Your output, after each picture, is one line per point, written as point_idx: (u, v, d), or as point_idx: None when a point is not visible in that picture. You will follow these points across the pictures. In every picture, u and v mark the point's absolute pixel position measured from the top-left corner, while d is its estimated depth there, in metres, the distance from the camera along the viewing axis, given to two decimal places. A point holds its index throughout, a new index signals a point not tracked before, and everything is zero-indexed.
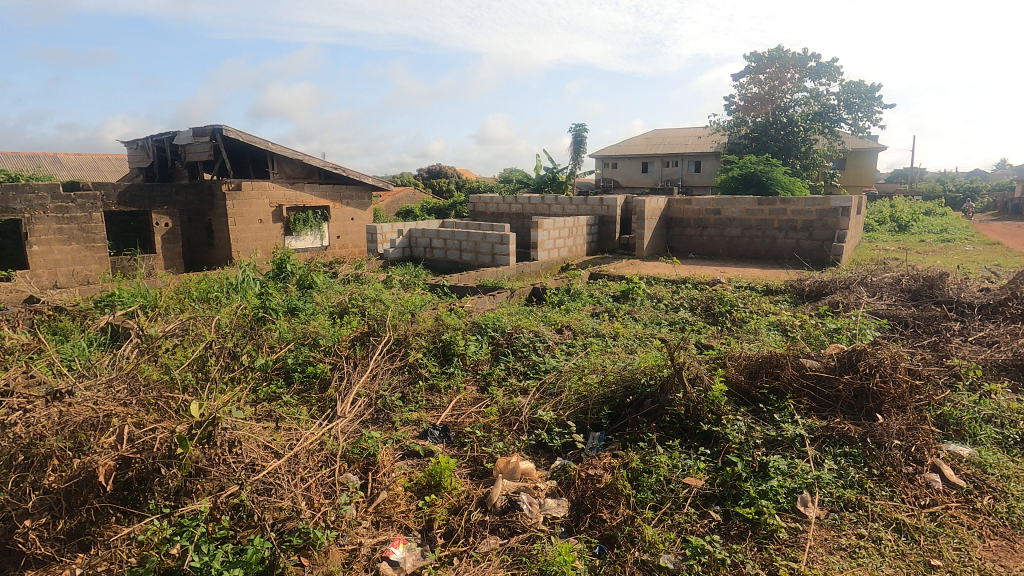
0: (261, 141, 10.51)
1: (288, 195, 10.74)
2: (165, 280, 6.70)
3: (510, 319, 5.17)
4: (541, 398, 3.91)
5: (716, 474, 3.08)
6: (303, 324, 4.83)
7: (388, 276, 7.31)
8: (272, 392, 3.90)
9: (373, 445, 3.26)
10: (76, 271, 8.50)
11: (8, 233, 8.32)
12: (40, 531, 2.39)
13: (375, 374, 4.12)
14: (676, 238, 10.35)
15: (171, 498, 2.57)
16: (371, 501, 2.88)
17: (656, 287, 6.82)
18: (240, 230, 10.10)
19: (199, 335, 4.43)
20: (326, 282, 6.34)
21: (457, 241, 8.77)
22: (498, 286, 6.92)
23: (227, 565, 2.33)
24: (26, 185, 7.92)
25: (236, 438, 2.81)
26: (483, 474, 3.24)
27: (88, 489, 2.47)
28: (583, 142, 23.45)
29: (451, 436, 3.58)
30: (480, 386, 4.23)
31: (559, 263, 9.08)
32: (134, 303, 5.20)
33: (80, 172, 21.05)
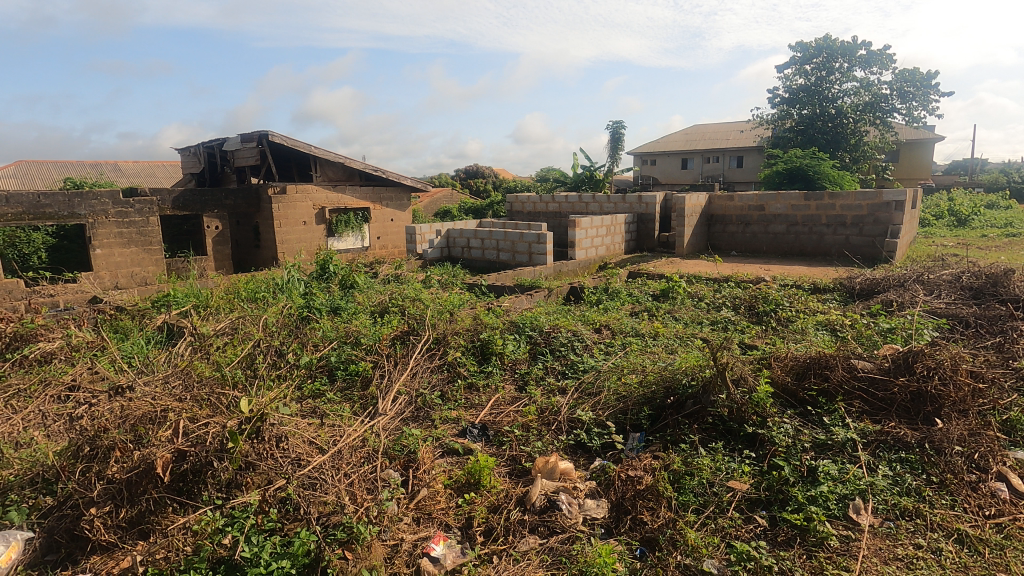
0: (304, 145, 10.81)
1: (331, 197, 11.02)
2: (217, 281, 6.98)
3: (548, 318, 5.16)
4: (580, 397, 3.88)
5: (762, 478, 2.99)
6: (345, 323, 4.93)
7: (427, 276, 7.41)
8: (317, 389, 3.99)
9: (414, 443, 3.31)
10: (136, 273, 8.95)
11: (74, 237, 8.83)
12: (104, 518, 2.53)
13: (415, 372, 4.19)
14: (717, 235, 10.13)
15: (223, 490, 2.68)
16: (412, 497, 2.92)
17: (697, 285, 6.67)
18: (285, 233, 10.44)
19: (248, 333, 4.60)
20: (367, 282, 6.47)
21: (495, 240, 8.80)
22: (535, 285, 6.92)
23: (276, 557, 2.40)
24: (89, 192, 8.39)
25: (283, 434, 2.92)
26: (522, 473, 3.24)
27: (147, 480, 2.59)
28: (620, 140, 23.17)
29: (490, 435, 3.59)
30: (519, 385, 4.24)
31: (597, 262, 9.00)
32: (188, 303, 5.43)
33: (138, 179, 22.15)
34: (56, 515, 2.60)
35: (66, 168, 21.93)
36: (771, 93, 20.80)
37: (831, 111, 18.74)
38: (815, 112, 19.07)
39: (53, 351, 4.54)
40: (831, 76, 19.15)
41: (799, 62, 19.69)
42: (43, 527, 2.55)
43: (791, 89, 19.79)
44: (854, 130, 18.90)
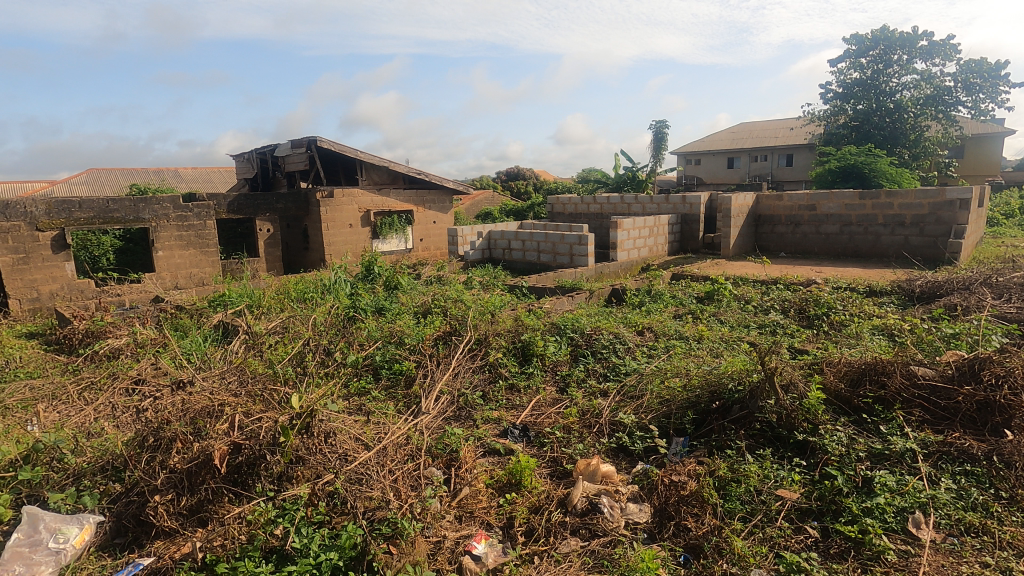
0: (351, 149, 11.10)
1: (375, 201, 11.30)
2: (269, 281, 7.26)
3: (589, 320, 5.13)
4: (622, 400, 3.85)
5: (813, 487, 2.89)
6: (389, 323, 5.04)
7: (469, 277, 7.49)
8: (363, 387, 4.09)
9: (456, 442, 3.34)
10: (194, 274, 9.40)
11: (139, 240, 9.35)
12: (166, 506, 2.66)
13: (457, 373, 4.25)
14: (765, 236, 9.83)
15: (275, 483, 2.79)
16: (454, 495, 2.95)
17: (744, 287, 6.50)
18: (332, 235, 10.76)
19: (298, 332, 4.77)
20: (410, 283, 6.60)
21: (536, 242, 8.82)
22: (577, 287, 6.89)
23: (324, 548, 2.47)
24: (152, 198, 8.86)
25: (331, 430, 3.03)
26: (564, 475, 3.23)
27: (205, 471, 2.73)
28: (664, 139, 22.77)
29: (531, 436, 3.59)
30: (560, 387, 4.23)
31: (639, 263, 8.87)
32: (242, 303, 5.67)
33: (196, 184, 23.28)
34: (123, 501, 2.75)
35: (131, 175, 23.28)
36: (824, 88, 20.01)
37: (889, 105, 17.88)
38: (871, 107, 18.23)
39: (120, 347, 4.82)
40: (890, 68, 18.39)
41: (853, 55, 18.89)
42: (112, 512, 2.71)
43: (845, 84, 19.01)
44: (915, 124, 17.95)
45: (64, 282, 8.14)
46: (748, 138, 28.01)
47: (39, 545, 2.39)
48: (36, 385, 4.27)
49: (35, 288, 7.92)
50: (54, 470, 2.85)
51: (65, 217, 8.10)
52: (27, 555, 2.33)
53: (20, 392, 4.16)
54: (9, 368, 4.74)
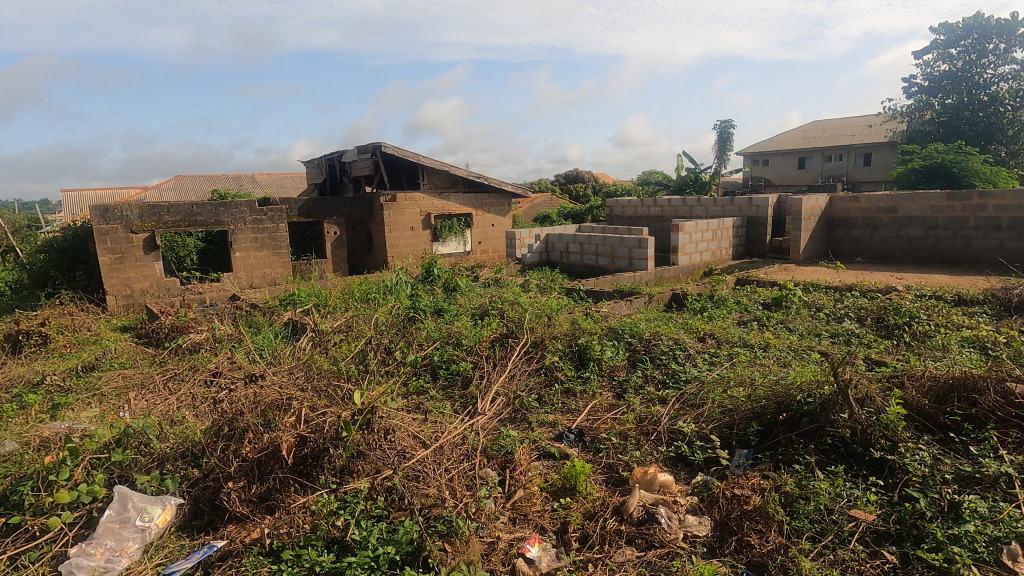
0: (413, 154, 11.38)
1: (436, 204, 11.55)
2: (336, 281, 7.59)
3: (648, 325, 5.01)
4: (681, 408, 3.73)
5: (891, 509, 2.70)
6: (448, 324, 5.12)
7: (526, 279, 7.51)
8: (421, 386, 4.18)
9: (511, 444, 3.35)
10: (267, 274, 9.93)
11: (219, 242, 9.96)
12: (238, 492, 2.80)
13: (513, 374, 4.27)
14: (839, 240, 9.29)
15: (337, 476, 2.90)
16: (508, 497, 2.96)
17: (815, 294, 6.16)
18: (395, 238, 11.10)
19: (360, 331, 4.94)
20: (468, 285, 6.68)
21: (594, 245, 8.73)
22: (635, 291, 6.75)
23: (382, 542, 2.55)
24: (231, 203, 9.45)
25: (391, 427, 3.13)
26: (620, 482, 3.17)
27: (274, 461, 2.88)
28: (729, 140, 21.99)
29: (586, 441, 3.55)
30: (617, 393, 4.16)
31: (702, 267, 8.59)
32: (310, 302, 5.94)
33: (270, 189, 24.62)
34: (200, 486, 2.92)
35: (214, 181, 24.97)
36: (907, 82, 18.72)
37: (983, 98, 16.57)
38: (961, 101, 16.85)
39: (200, 342, 5.18)
40: (983, 59, 16.94)
41: (942, 46, 17.56)
42: (190, 496, 2.89)
43: (931, 77, 17.70)
44: (1014, 119, 16.45)
45: (153, 280, 8.84)
46: (822, 136, 26.56)
47: (128, 522, 2.62)
48: (128, 375, 4.66)
49: (129, 286, 8.65)
50: (142, 454, 3.07)
51: (155, 220, 8.76)
52: (118, 530, 2.58)
53: (115, 381, 4.55)
54: (106, 359, 5.19)
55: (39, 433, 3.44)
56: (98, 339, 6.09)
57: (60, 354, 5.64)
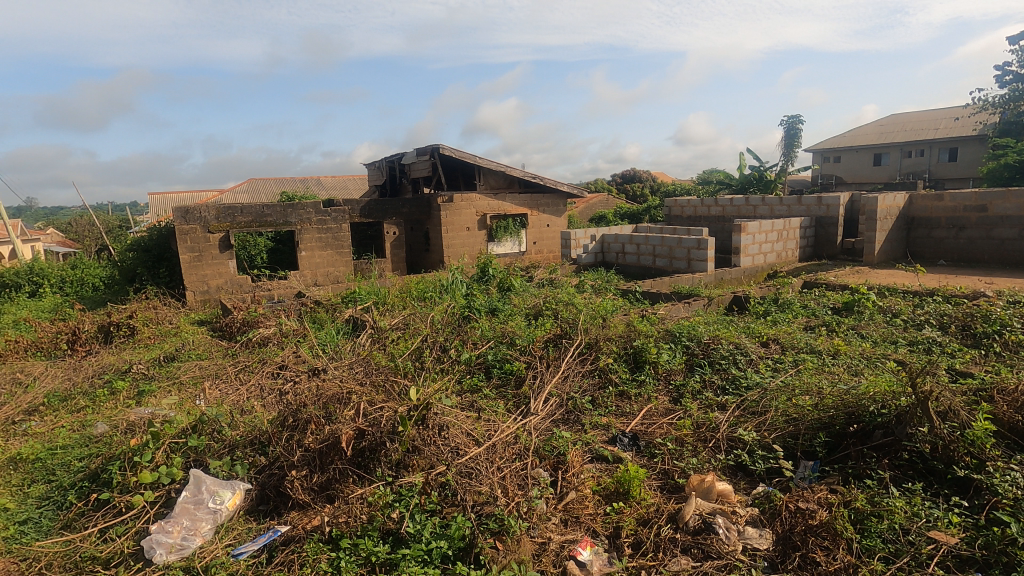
0: (470, 155, 11.52)
1: (492, 205, 11.67)
2: (394, 280, 7.79)
3: (707, 328, 4.85)
4: (741, 415, 3.59)
5: (977, 533, 2.48)
6: (502, 323, 5.15)
7: (581, 280, 7.46)
8: (475, 384, 4.22)
9: (563, 445, 3.33)
10: (330, 272, 10.32)
11: (287, 241, 10.54)
12: (301, 480, 2.94)
13: (567, 376, 4.25)
14: (919, 241, 8.68)
15: (394, 469, 2.99)
16: (560, 498, 2.95)
17: (891, 299, 5.78)
18: (452, 238, 11.29)
19: (417, 328, 5.06)
20: (523, 285, 6.70)
21: (651, 245, 8.56)
22: (694, 293, 6.56)
23: (435, 536, 2.60)
24: (298, 204, 9.89)
25: (445, 424, 3.19)
26: (675, 489, 3.08)
27: (334, 452, 2.99)
28: (797, 136, 20.96)
29: (641, 445, 3.48)
30: (673, 397, 4.06)
31: (766, 269, 8.24)
32: (369, 300, 6.14)
33: (335, 191, 25.58)
34: (267, 473, 3.08)
35: (283, 183, 26.22)
36: (1000, 70, 17.25)
37: None
38: None
39: (268, 336, 5.46)
40: None
41: None
42: (258, 482, 3.04)
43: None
44: None
45: (227, 277, 9.39)
46: (901, 131, 24.85)
47: (202, 504, 2.81)
48: (203, 366, 4.98)
49: (206, 282, 9.23)
50: (215, 440, 3.25)
51: (229, 221, 9.30)
52: (193, 511, 2.77)
53: (192, 370, 4.88)
54: (185, 350, 5.56)
55: (127, 418, 3.74)
56: (178, 331, 6.53)
57: (145, 345, 6.10)
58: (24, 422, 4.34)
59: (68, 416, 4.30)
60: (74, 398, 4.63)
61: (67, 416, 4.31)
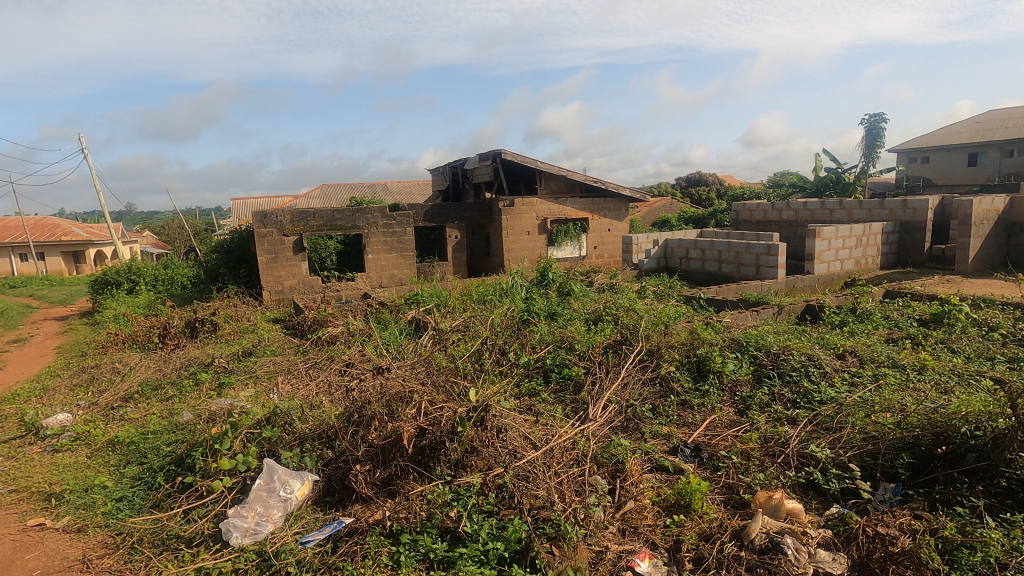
0: (531, 160, 11.56)
1: (552, 209, 11.68)
2: (455, 283, 7.94)
3: (777, 338, 4.63)
4: (814, 431, 3.40)
5: None
6: (561, 328, 5.13)
7: (642, 286, 7.31)
8: (533, 388, 4.23)
9: (622, 453, 3.27)
10: (395, 274, 10.65)
11: (355, 244, 10.99)
12: (365, 474, 3.04)
13: (626, 383, 4.17)
14: (1020, 248, 7.95)
15: (453, 468, 3.04)
16: (618, 507, 2.90)
17: (987, 311, 5.29)
18: (512, 242, 11.38)
19: (477, 331, 5.14)
20: (582, 289, 6.65)
21: (717, 251, 8.27)
22: (762, 301, 6.28)
23: (492, 537, 2.63)
24: (366, 209, 10.27)
25: (503, 426, 3.22)
26: (740, 505, 2.96)
27: (396, 449, 3.08)
28: (880, 135, 19.63)
29: (704, 457, 3.36)
30: (739, 409, 3.90)
31: (843, 277, 7.77)
32: (431, 302, 6.29)
33: (400, 197, 26.38)
34: (333, 466, 3.21)
35: (352, 189, 27.32)
36: None
37: None
38: None
39: (336, 334, 5.70)
40: None
41: None
42: (324, 474, 3.18)
43: None
44: None
45: (300, 278, 9.89)
46: (1002, 128, 22.74)
47: (274, 492, 2.97)
48: (277, 361, 5.27)
49: (280, 282, 9.76)
50: (286, 432, 3.43)
51: (302, 224, 9.80)
52: (266, 498, 2.94)
53: (267, 365, 5.17)
54: (261, 346, 5.90)
55: (210, 408, 4.01)
56: (255, 328, 6.94)
57: (225, 340, 6.53)
58: (122, 408, 4.75)
59: (159, 404, 4.67)
60: (164, 388, 5.02)
61: (157, 404, 4.68)
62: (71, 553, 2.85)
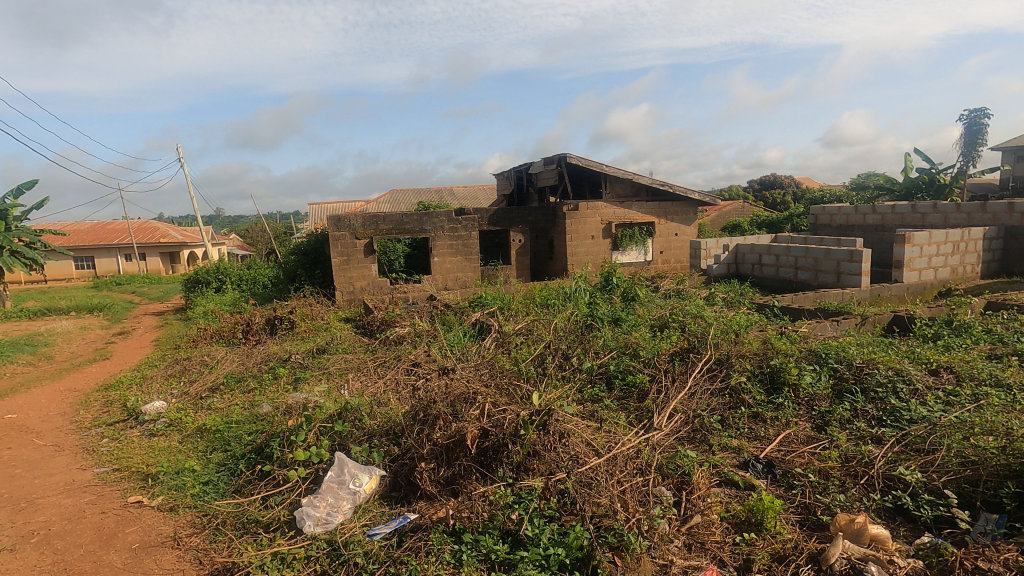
0: (597, 163, 11.43)
1: (617, 213, 11.51)
2: (518, 286, 7.99)
3: (861, 350, 4.32)
4: (902, 452, 3.16)
5: None
6: (625, 334, 5.04)
7: (711, 292, 7.06)
8: (596, 394, 4.17)
9: (689, 465, 3.16)
10: (459, 277, 10.84)
11: (422, 248, 11.31)
12: (429, 472, 3.11)
13: (694, 392, 4.04)
14: None
15: (514, 471, 3.05)
16: (684, 520, 2.81)
17: None
18: (576, 246, 11.30)
19: (540, 334, 5.15)
20: (648, 295, 6.49)
21: (793, 257, 7.85)
22: (843, 311, 5.89)
23: (553, 543, 2.61)
24: (433, 213, 10.52)
25: (565, 431, 3.20)
26: (818, 527, 2.78)
27: (459, 449, 3.12)
28: (982, 132, 17.97)
29: (777, 474, 3.19)
30: (817, 425, 3.68)
31: (936, 286, 7.17)
32: (495, 304, 6.36)
33: (466, 201, 26.84)
34: (399, 462, 3.30)
35: (420, 194, 28.11)
36: None
37: None
38: None
39: (404, 335, 5.89)
40: None
41: None
42: (391, 469, 3.28)
43: None
44: None
45: (370, 279, 10.28)
46: None
47: (344, 484, 3.09)
48: (347, 358, 5.50)
49: (352, 283, 10.19)
50: (356, 427, 3.56)
51: (373, 228, 10.17)
52: (336, 490, 3.06)
53: (339, 363, 5.41)
54: (333, 344, 6.18)
55: (288, 401, 4.25)
56: (328, 327, 7.28)
57: (301, 337, 6.88)
58: (209, 398, 5.12)
59: (241, 395, 4.99)
60: (246, 381, 5.36)
61: (240, 395, 5.00)
62: (164, 530, 3.09)
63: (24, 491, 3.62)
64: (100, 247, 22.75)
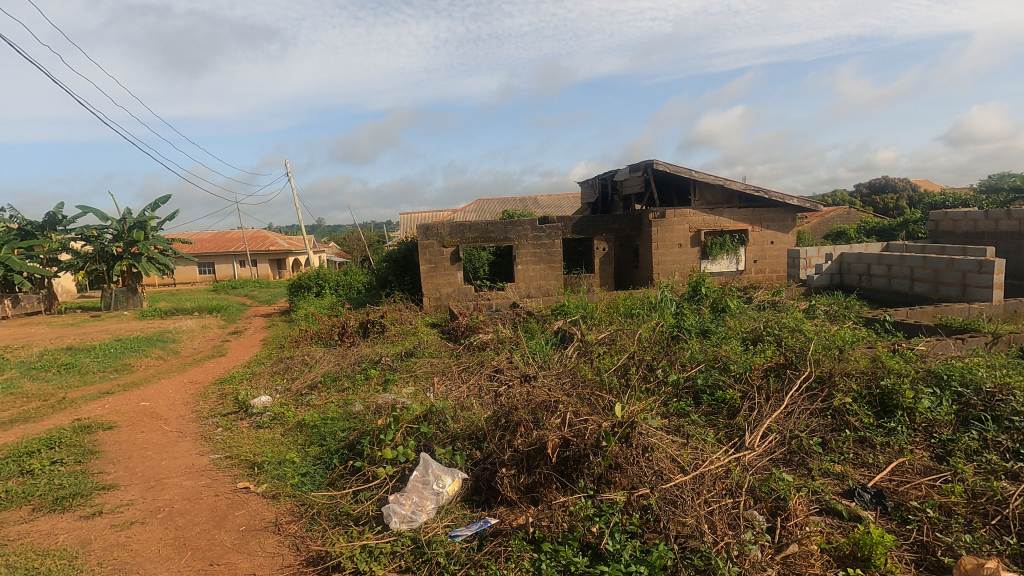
0: (685, 169, 11.02)
1: (707, 220, 11.07)
2: (601, 295, 7.89)
3: (992, 373, 3.84)
4: None
5: None
6: (714, 346, 4.82)
7: (811, 304, 6.58)
8: (682, 408, 4.01)
9: (784, 489, 2.95)
10: (542, 285, 10.86)
11: (506, 256, 11.47)
12: (509, 478, 3.10)
13: (790, 412, 3.77)
14: None
15: (596, 483, 3.02)
16: (778, 548, 2.62)
17: None
18: (663, 255, 10.97)
19: (624, 345, 5.04)
20: (740, 306, 6.17)
21: (907, 267, 7.15)
22: (970, 328, 5.27)
23: (635, 560, 2.52)
24: (517, 221, 10.65)
25: (649, 445, 3.12)
26: (938, 569, 2.48)
27: (540, 457, 3.11)
28: None
29: (888, 506, 2.90)
30: (936, 455, 3.32)
31: None
32: (578, 313, 6.32)
33: (550, 210, 26.94)
34: (480, 466, 3.35)
35: (505, 203, 28.59)
36: None
37: None
38: None
39: (487, 341, 6.00)
40: None
41: None
42: (473, 473, 3.34)
43: None
44: None
45: (455, 286, 10.59)
46: None
47: (428, 484, 3.19)
48: (433, 362, 5.69)
49: (439, 290, 10.55)
50: (440, 429, 3.67)
51: (459, 237, 10.49)
52: (421, 489, 3.16)
53: (425, 366, 5.61)
54: (420, 348, 6.42)
55: (378, 401, 4.46)
56: (415, 331, 7.57)
57: (391, 340, 7.22)
58: (307, 394, 5.50)
59: (336, 394, 5.32)
60: (341, 380, 5.71)
61: (335, 394, 5.33)
62: (267, 515, 3.35)
63: (154, 470, 4.07)
64: (219, 254, 25.17)
